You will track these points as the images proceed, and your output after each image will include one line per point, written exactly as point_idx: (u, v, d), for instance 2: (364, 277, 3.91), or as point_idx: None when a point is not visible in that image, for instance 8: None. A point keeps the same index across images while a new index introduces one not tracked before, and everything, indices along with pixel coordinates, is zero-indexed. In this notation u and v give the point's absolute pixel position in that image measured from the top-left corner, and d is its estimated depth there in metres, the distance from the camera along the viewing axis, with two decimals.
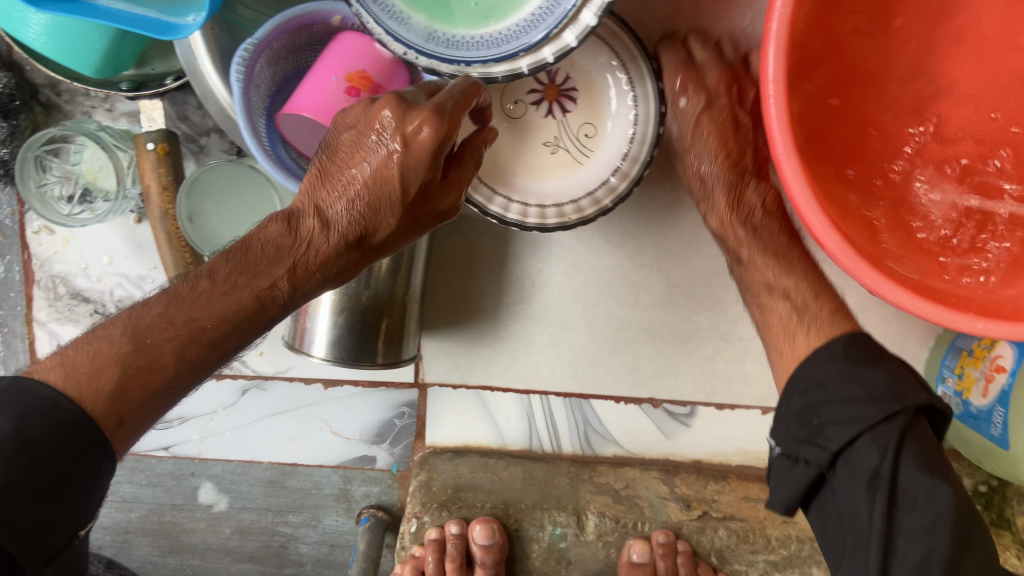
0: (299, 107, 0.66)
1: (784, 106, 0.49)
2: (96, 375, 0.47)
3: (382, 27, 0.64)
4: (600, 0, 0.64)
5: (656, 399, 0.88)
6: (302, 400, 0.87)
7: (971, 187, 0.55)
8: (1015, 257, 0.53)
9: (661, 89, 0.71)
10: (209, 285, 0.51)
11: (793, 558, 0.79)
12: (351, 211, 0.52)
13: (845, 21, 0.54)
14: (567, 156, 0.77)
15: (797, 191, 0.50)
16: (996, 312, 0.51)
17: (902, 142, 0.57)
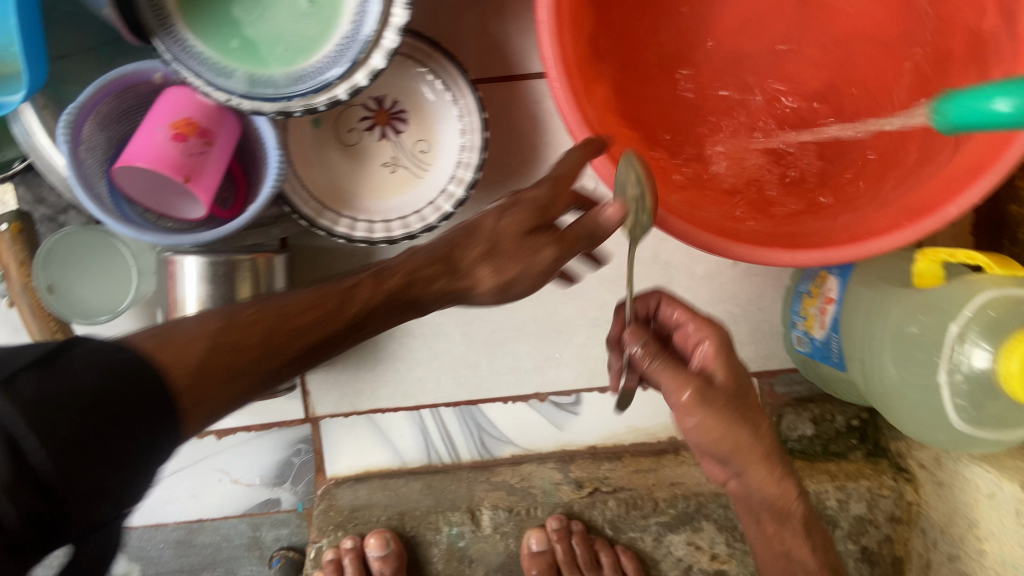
0: (129, 158, 0.69)
1: (567, 86, 0.63)
2: (184, 349, 0.47)
3: (196, 76, 0.68)
4: (398, 22, 0.68)
5: (542, 393, 0.91)
6: (198, 454, 0.89)
7: (770, 143, 0.74)
8: (829, 188, 0.69)
9: (479, 97, 0.78)
10: (288, 308, 0.53)
11: (682, 517, 0.81)
12: (440, 261, 0.58)
13: (633, 21, 0.73)
14: (406, 174, 0.82)
15: (593, 150, 0.63)
16: (799, 242, 0.62)
17: (701, 107, 0.76)
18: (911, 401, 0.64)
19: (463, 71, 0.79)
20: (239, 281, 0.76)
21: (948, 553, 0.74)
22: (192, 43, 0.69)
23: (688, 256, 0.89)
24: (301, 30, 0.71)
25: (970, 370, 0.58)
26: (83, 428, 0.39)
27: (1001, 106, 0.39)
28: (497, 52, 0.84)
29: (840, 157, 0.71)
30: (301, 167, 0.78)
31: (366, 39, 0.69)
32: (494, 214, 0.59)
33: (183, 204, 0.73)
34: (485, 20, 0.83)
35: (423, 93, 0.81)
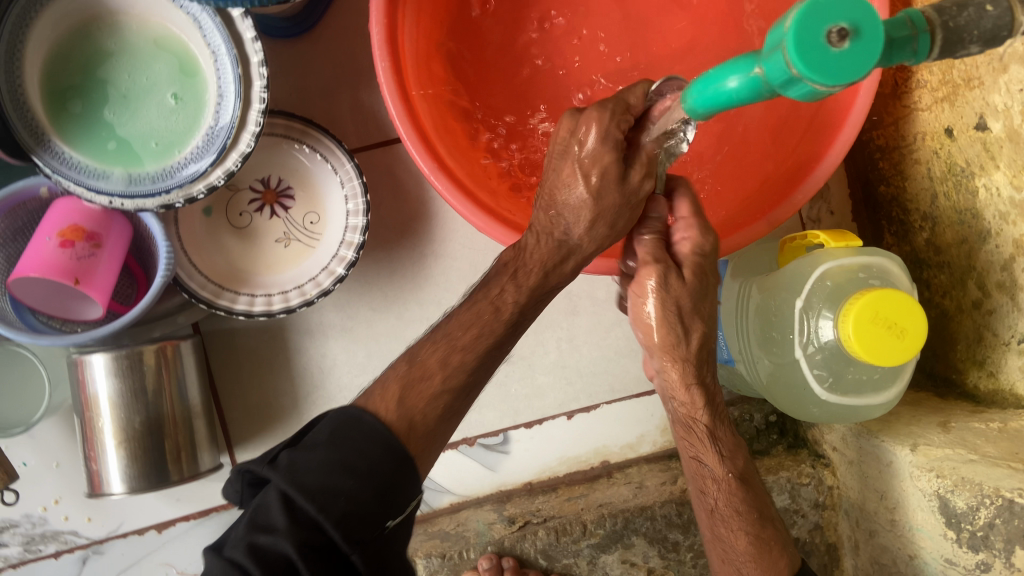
0: (21, 271, 0.72)
1: (402, 105, 0.70)
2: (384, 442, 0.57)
3: (76, 183, 0.72)
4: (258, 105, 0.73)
5: (470, 438, 0.92)
6: (141, 551, 0.90)
7: None
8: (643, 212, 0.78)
9: (355, 163, 0.82)
10: (421, 373, 0.60)
11: (611, 535, 0.85)
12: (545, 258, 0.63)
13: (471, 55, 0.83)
14: (300, 245, 0.86)
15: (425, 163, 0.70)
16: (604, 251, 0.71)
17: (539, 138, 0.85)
18: (789, 386, 0.67)
19: (337, 141, 0.83)
20: (150, 370, 0.79)
21: (868, 530, 0.75)
22: (70, 154, 0.74)
23: (587, 283, 0.92)
24: (171, 126, 0.76)
25: (822, 341, 0.61)
26: (342, 483, 0.54)
27: (730, 84, 0.43)
28: (373, 120, 0.89)
29: (744, 163, 0.79)
30: (196, 254, 0.82)
31: (229, 122, 0.73)
32: (513, 288, 0.63)
33: (83, 306, 0.77)
34: (356, 92, 0.88)
35: (306, 169, 0.86)
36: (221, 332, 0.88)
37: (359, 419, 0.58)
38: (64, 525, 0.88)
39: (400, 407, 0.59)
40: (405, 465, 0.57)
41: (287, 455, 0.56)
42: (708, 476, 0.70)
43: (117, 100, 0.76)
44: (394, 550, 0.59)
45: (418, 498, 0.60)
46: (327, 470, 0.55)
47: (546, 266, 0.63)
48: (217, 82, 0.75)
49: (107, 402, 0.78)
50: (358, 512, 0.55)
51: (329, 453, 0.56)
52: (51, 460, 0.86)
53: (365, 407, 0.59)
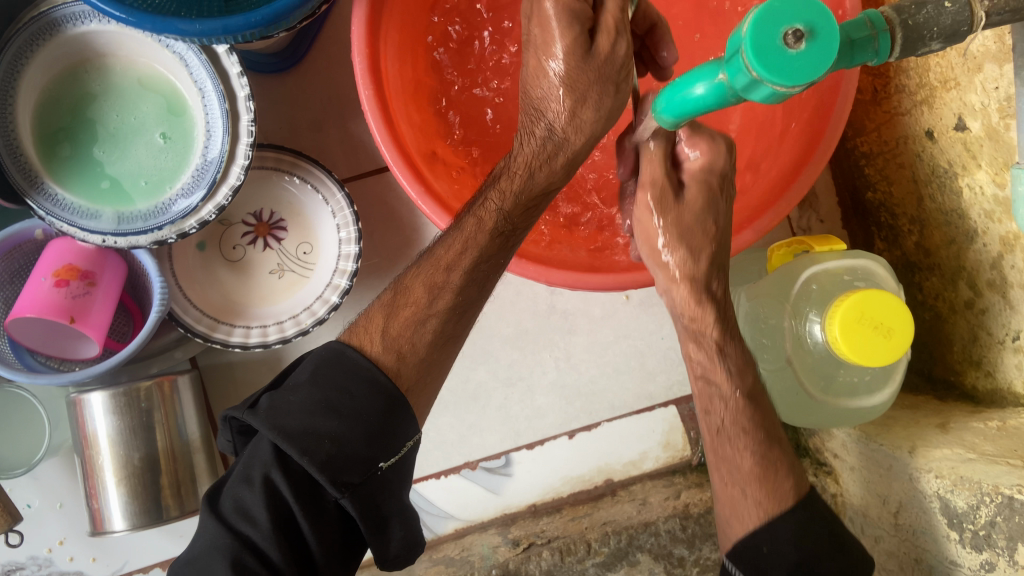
0: (17, 312, 0.73)
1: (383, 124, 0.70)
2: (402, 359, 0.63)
3: (70, 225, 0.73)
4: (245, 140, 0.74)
5: (472, 461, 0.92)
6: None
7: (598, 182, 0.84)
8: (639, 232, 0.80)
9: (345, 193, 0.83)
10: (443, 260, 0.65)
11: (616, 552, 0.86)
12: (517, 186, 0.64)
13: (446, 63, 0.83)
14: (294, 275, 0.87)
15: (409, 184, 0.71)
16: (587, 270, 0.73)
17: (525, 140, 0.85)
18: (782, 394, 0.66)
19: (327, 171, 0.84)
20: (148, 406, 0.80)
21: (873, 536, 0.74)
22: (62, 195, 0.75)
23: (583, 302, 0.92)
24: (161, 164, 0.77)
25: (812, 344, 0.61)
26: (326, 424, 0.58)
27: (698, 91, 0.45)
28: (362, 150, 0.90)
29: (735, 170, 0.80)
30: (190, 288, 0.83)
31: (217, 158, 0.75)
32: (496, 197, 0.64)
33: (79, 345, 0.77)
34: (344, 122, 0.90)
35: (297, 201, 0.87)
36: (219, 365, 0.88)
37: (342, 355, 0.62)
38: (69, 566, 0.88)
39: (384, 339, 0.63)
40: (391, 401, 0.61)
41: (267, 399, 0.59)
42: (717, 396, 0.65)
43: (107, 139, 0.77)
44: (396, 482, 0.61)
45: (410, 440, 0.62)
46: (308, 413, 0.58)
47: (532, 167, 0.64)
48: (205, 119, 0.76)
49: (106, 440, 0.78)
50: (345, 452, 0.57)
51: (312, 394, 0.59)
52: (55, 502, 0.87)
53: (347, 344, 0.63)
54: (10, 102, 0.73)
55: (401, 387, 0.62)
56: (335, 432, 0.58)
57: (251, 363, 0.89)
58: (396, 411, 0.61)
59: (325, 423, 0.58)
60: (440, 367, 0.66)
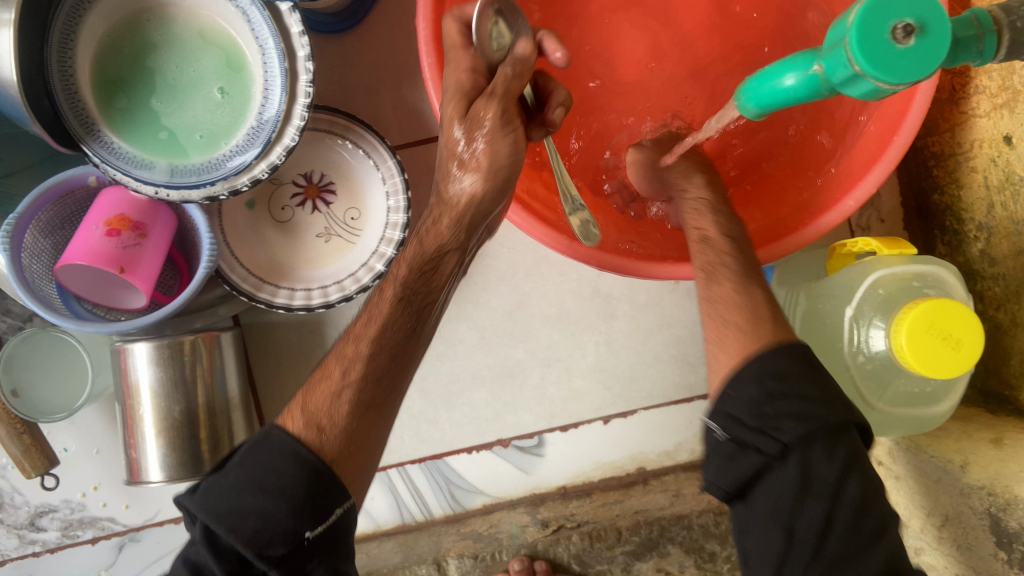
0: (68, 258, 0.73)
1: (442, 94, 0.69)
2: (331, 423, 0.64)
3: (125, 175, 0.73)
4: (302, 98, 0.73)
5: (504, 439, 0.92)
6: (178, 539, 0.91)
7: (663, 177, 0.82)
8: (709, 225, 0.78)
9: (398, 161, 0.82)
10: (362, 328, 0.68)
11: (645, 542, 0.93)
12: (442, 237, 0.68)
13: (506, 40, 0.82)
14: (340, 241, 0.86)
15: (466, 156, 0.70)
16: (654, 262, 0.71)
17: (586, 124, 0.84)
18: (834, 398, 0.65)
19: (379, 138, 0.83)
20: (190, 362, 0.80)
21: (913, 547, 0.72)
22: (116, 143, 0.75)
23: (628, 287, 0.91)
24: (217, 119, 0.76)
25: (872, 350, 0.59)
26: (253, 500, 0.58)
27: (788, 82, 0.43)
28: (416, 117, 0.89)
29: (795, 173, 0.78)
30: (238, 247, 0.83)
31: (273, 117, 0.74)
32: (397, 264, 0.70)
33: (126, 297, 0.78)
34: (399, 88, 0.88)
35: (349, 166, 0.86)
36: (260, 324, 0.88)
37: (269, 436, 0.62)
38: (103, 511, 0.90)
39: (304, 413, 0.64)
40: (319, 472, 0.60)
41: (198, 485, 0.60)
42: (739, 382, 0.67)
43: (165, 89, 0.76)
44: (327, 562, 0.60)
45: (344, 510, 0.61)
46: (237, 491, 0.59)
47: (453, 223, 0.68)
48: (263, 77, 0.75)
49: (148, 391, 0.79)
50: (272, 526, 0.57)
51: (239, 475, 0.60)
52: (92, 447, 0.88)
53: (286, 433, 0.62)
54: (71, 48, 0.73)
55: (329, 460, 0.62)
56: (264, 510, 0.58)
57: (292, 323, 0.88)
58: (328, 483, 0.61)
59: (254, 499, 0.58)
60: (375, 442, 0.67)
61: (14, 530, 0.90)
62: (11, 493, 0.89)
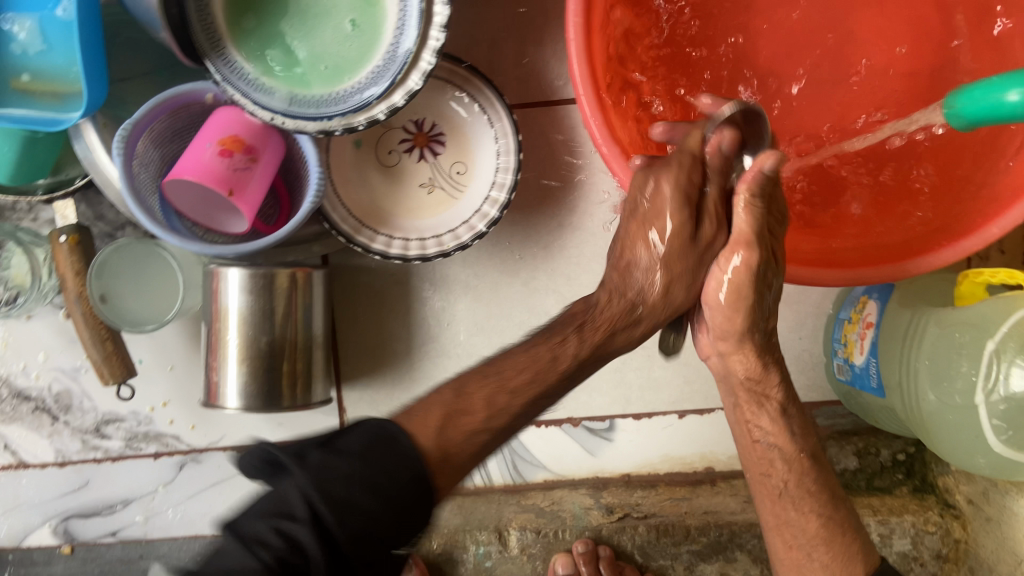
0: (179, 172, 0.72)
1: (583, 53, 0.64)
2: (441, 424, 0.59)
3: (246, 98, 0.71)
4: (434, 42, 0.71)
5: (575, 418, 0.90)
6: (237, 467, 0.91)
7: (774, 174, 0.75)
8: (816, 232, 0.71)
9: (515, 121, 0.80)
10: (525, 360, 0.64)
11: (713, 545, 0.89)
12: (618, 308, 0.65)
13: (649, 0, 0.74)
14: (443, 194, 0.84)
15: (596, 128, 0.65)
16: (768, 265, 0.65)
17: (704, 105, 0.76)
18: (952, 430, 0.63)
19: (498, 93, 0.80)
20: (281, 293, 0.79)
21: None
22: (239, 63, 0.73)
23: None
24: (345, 51, 0.74)
25: (1010, 391, 0.57)
26: (366, 500, 0.52)
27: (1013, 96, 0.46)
28: (535, 78, 0.86)
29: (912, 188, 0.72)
30: (342, 185, 0.82)
31: (403, 57, 0.72)
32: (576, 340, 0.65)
33: (228, 218, 0.76)
34: (522, 45, 0.85)
35: (461, 118, 0.84)
36: (350, 267, 0.88)
37: (396, 438, 0.56)
38: (169, 428, 0.90)
39: (439, 435, 0.58)
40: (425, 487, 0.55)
41: (315, 454, 0.53)
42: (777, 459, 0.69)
43: (296, 14, 0.74)
44: None
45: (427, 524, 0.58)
46: (353, 484, 0.52)
47: (615, 324, 0.65)
48: (398, 14, 0.73)
49: (237, 317, 0.78)
50: (375, 530, 0.52)
51: (358, 463, 0.53)
52: (167, 363, 0.88)
53: (403, 429, 0.57)
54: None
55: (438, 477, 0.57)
56: (368, 514, 0.51)
57: (382, 269, 0.89)
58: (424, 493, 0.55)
59: (360, 497, 0.51)
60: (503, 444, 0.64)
61: (79, 434, 0.90)
62: (82, 397, 0.89)
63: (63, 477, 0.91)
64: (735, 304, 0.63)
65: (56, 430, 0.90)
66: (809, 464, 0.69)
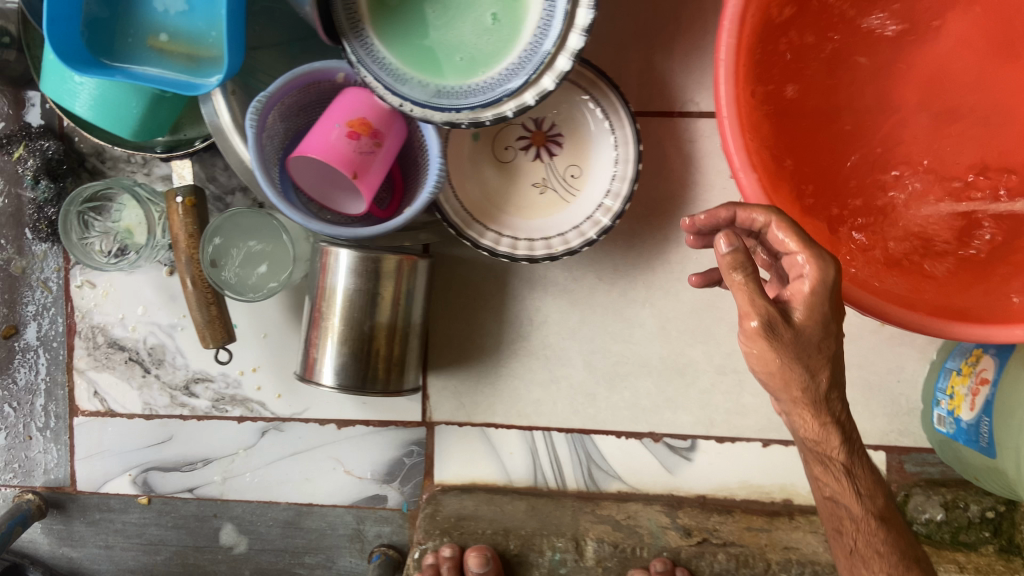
0: (305, 149, 0.72)
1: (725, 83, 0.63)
2: None
3: (379, 83, 0.71)
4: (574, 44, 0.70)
5: (656, 433, 0.89)
6: (317, 440, 0.92)
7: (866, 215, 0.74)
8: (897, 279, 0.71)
9: (638, 131, 0.78)
10: None
11: None
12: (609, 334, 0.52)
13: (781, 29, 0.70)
14: (555, 196, 0.83)
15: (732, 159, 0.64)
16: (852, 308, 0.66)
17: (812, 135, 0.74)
18: None
19: (624, 101, 0.78)
20: (386, 277, 0.78)
21: None
22: (377, 46, 0.73)
23: None
24: (481, 46, 0.73)
25: None
26: None
27: None
28: (660, 88, 0.85)
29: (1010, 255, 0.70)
30: (457, 178, 0.81)
31: (540, 59, 0.71)
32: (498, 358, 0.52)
33: (346, 198, 0.77)
34: (651, 53, 0.84)
35: (583, 122, 0.83)
36: (450, 257, 0.88)
37: None
38: (255, 394, 0.91)
39: None
40: None
41: None
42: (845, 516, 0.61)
43: (439, 3, 0.74)
44: None
45: None
46: None
47: None
48: (542, 15, 0.71)
49: (342, 298, 0.79)
50: None
51: None
52: (260, 330, 0.90)
53: None
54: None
55: None
56: None
57: (481, 263, 0.88)
58: None
59: None
60: None
61: (168, 389, 0.92)
62: (175, 353, 0.91)
63: (147, 429, 0.93)
64: (769, 360, 0.52)
65: (146, 382, 0.92)
66: (877, 528, 0.60)
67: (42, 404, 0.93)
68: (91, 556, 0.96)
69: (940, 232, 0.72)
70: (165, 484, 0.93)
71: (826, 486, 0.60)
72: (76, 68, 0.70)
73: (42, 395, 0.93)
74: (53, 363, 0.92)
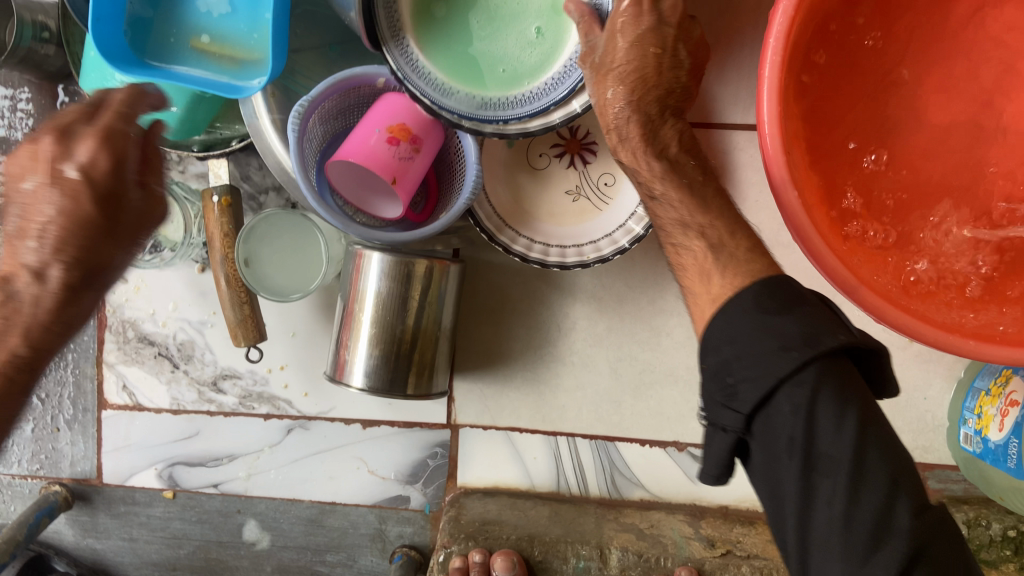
0: (346, 153, 0.73)
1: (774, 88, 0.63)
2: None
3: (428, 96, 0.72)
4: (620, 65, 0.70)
5: (680, 442, 0.90)
6: (342, 439, 0.93)
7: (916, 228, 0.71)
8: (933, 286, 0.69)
9: None
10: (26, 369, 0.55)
11: None
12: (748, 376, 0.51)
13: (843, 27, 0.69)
14: (587, 204, 0.83)
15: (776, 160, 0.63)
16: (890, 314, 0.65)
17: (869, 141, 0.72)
18: None
19: None
20: (418, 282, 0.79)
21: None
22: (418, 57, 0.73)
23: None
24: (524, 58, 0.73)
25: None
26: None
27: None
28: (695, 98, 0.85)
29: None
30: (490, 184, 0.82)
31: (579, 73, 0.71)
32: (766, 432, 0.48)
33: (381, 202, 0.77)
34: None
35: None
36: (480, 262, 0.89)
37: None
38: (282, 392, 0.92)
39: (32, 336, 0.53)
40: None
41: None
42: None
43: (483, 13, 0.73)
44: None
45: None
46: None
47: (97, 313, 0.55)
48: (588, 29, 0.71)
49: (374, 301, 0.79)
50: None
51: None
52: (289, 329, 0.90)
53: None
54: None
55: None
56: None
57: (511, 268, 0.88)
58: None
59: None
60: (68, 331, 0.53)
61: (196, 384, 0.93)
62: (203, 349, 0.92)
63: (173, 424, 0.94)
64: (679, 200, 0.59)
65: (174, 377, 0.93)
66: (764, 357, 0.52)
67: (72, 395, 0.93)
68: (115, 548, 0.97)
69: (950, 242, 0.71)
70: (191, 478, 0.94)
71: (704, 269, 0.57)
72: (121, 67, 0.70)
73: (71, 387, 0.93)
74: (82, 356, 0.92)
